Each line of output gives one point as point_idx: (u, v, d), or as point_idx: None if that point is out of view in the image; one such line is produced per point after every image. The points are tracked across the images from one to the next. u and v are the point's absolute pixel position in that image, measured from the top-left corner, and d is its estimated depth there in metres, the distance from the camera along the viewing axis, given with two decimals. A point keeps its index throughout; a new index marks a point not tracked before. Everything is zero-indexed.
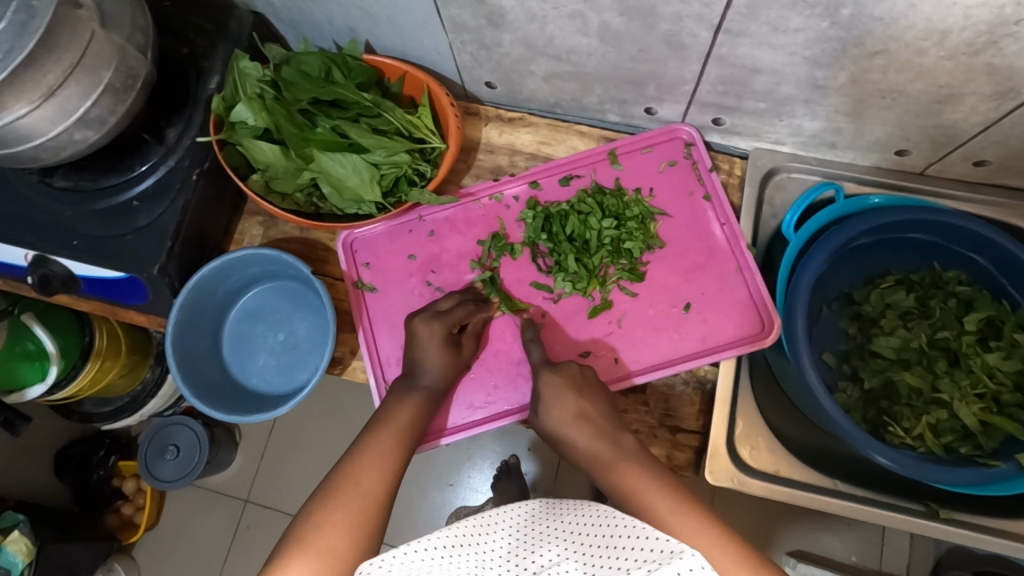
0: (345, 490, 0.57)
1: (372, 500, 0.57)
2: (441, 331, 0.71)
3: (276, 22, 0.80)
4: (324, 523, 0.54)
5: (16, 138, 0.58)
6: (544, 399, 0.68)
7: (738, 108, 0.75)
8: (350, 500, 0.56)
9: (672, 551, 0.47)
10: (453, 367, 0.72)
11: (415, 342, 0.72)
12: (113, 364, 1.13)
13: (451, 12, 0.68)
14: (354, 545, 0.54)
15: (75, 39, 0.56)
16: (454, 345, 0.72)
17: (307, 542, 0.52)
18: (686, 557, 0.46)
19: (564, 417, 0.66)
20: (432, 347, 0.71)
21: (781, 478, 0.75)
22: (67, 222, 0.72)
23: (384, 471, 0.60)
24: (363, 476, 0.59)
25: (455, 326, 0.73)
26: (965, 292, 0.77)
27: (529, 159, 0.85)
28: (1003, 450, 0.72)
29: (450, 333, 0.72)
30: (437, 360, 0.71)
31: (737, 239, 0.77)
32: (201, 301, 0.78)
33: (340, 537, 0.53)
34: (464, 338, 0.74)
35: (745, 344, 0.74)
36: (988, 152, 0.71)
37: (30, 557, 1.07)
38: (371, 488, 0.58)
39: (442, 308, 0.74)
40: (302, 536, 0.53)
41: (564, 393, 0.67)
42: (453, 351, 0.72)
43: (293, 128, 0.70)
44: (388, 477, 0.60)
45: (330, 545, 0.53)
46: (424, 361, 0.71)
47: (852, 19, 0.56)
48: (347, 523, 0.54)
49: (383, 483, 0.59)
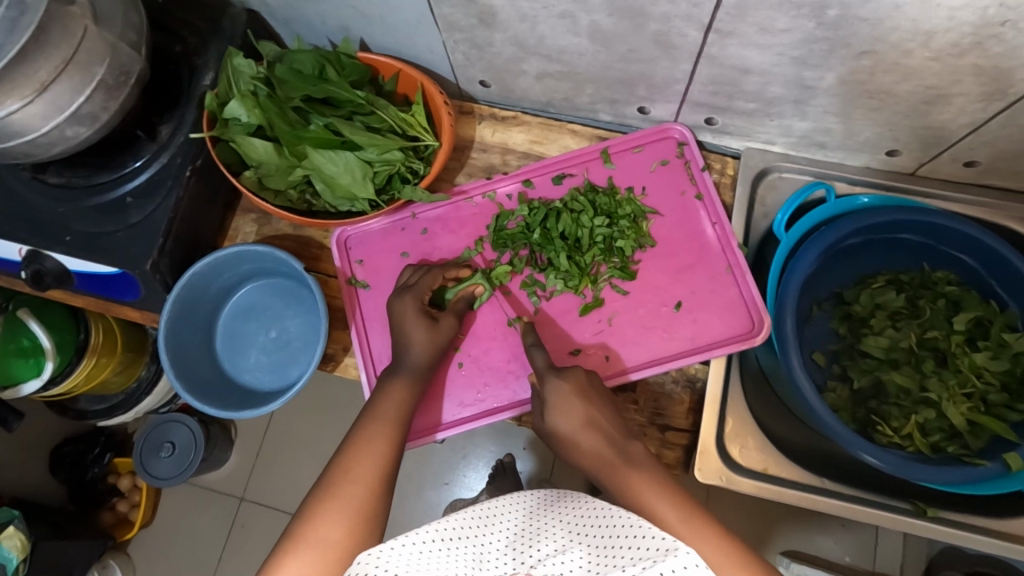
0: (337, 479, 0.58)
1: (364, 484, 0.58)
2: (414, 305, 0.72)
3: (270, 20, 0.80)
4: (317, 514, 0.55)
5: (9, 134, 0.58)
6: (551, 404, 0.66)
7: (729, 108, 0.75)
8: (342, 487, 0.57)
9: (668, 549, 0.48)
10: (435, 341, 0.71)
11: (394, 320, 0.72)
12: (108, 361, 1.13)
13: (443, 11, 0.68)
14: (347, 530, 0.54)
15: (67, 35, 0.57)
16: (431, 318, 0.72)
17: (302, 534, 0.54)
18: (682, 555, 0.47)
19: (558, 412, 0.65)
20: (409, 322, 0.71)
21: (770, 476, 0.75)
22: (60, 219, 0.72)
23: (374, 453, 0.61)
24: (354, 462, 0.59)
25: (427, 297, 0.73)
26: (954, 292, 0.78)
27: (522, 158, 0.85)
28: (989, 450, 0.72)
29: (424, 305, 0.72)
30: (417, 336, 0.70)
31: (728, 239, 0.78)
32: (193, 298, 0.78)
33: (333, 525, 0.54)
34: (443, 315, 0.73)
35: (735, 343, 0.75)
36: (977, 153, 0.72)
37: (23, 554, 1.06)
38: (361, 473, 0.59)
39: (411, 282, 0.75)
40: (297, 528, 0.54)
41: (554, 384, 0.67)
42: (430, 324, 0.71)
43: (287, 126, 0.70)
44: (381, 459, 0.60)
45: (324, 537, 0.54)
46: (413, 357, 0.70)
47: (839, 20, 0.56)
48: (340, 511, 0.55)
49: (375, 465, 0.60)
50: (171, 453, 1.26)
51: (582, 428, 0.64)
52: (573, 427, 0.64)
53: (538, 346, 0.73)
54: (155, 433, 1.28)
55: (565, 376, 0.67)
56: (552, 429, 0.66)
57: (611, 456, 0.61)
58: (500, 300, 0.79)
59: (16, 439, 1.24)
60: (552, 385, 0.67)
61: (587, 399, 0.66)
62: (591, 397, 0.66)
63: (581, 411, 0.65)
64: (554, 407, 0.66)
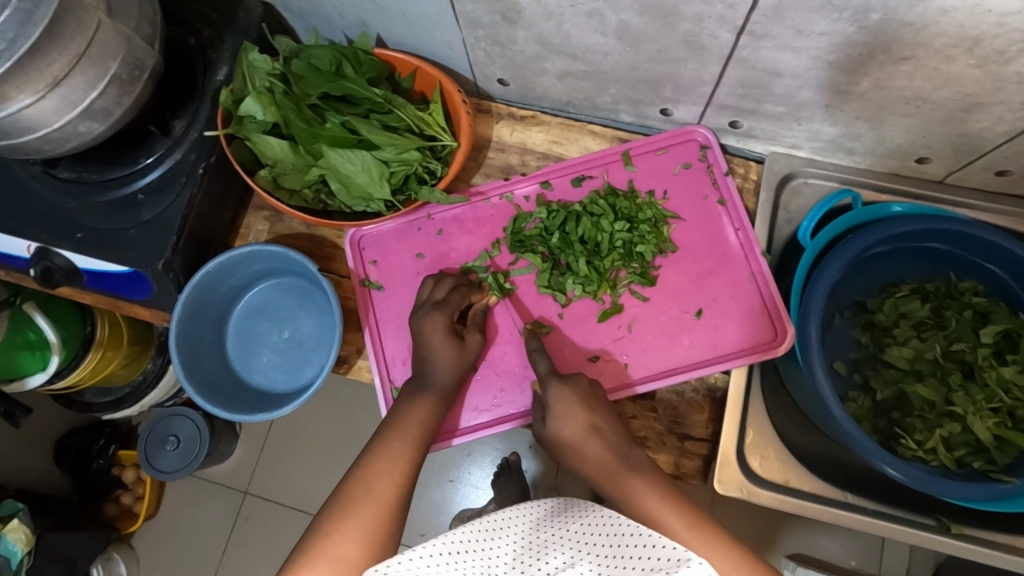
0: (357, 496, 0.56)
1: (384, 504, 0.56)
2: (445, 323, 0.70)
3: (286, 13, 0.78)
4: (336, 532, 0.53)
5: (20, 128, 0.57)
6: (552, 411, 0.65)
7: (756, 112, 0.73)
8: (360, 507, 0.55)
9: (680, 560, 0.47)
10: (461, 362, 0.70)
11: (421, 338, 0.70)
12: (115, 354, 1.12)
13: (466, 7, 0.66)
14: (366, 552, 0.53)
15: (81, 29, 0.55)
16: (459, 338, 0.70)
17: (318, 550, 0.52)
18: (693, 565, 0.46)
19: (560, 417, 0.64)
20: (438, 343, 0.69)
21: (790, 488, 0.74)
22: (70, 214, 0.71)
23: (395, 471, 0.59)
24: (374, 479, 0.58)
25: (455, 315, 0.72)
26: (980, 303, 0.76)
27: (541, 159, 0.83)
28: (1017, 466, 0.70)
29: (453, 324, 0.71)
30: (445, 358, 0.69)
31: (751, 245, 0.76)
32: (205, 297, 0.76)
33: (352, 544, 0.53)
34: (468, 332, 0.72)
35: (757, 353, 0.73)
36: (1011, 162, 0.70)
37: (29, 547, 1.05)
38: (381, 493, 0.57)
39: (437, 297, 0.73)
40: (314, 544, 0.53)
41: (555, 388, 0.66)
42: (457, 345, 0.70)
43: (303, 124, 0.68)
44: (401, 479, 0.59)
45: (341, 552, 0.52)
46: (432, 358, 0.69)
47: (881, 24, 0.54)
48: (356, 532, 0.53)
49: (395, 485, 0.58)
50: (176, 448, 1.24)
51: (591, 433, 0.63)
52: (575, 434, 0.63)
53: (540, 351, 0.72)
54: (159, 427, 1.26)
55: (567, 381, 0.67)
56: (553, 436, 0.65)
57: (625, 471, 0.59)
58: (512, 306, 0.77)
59: (22, 431, 1.23)
60: (553, 390, 0.66)
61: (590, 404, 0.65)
62: (593, 403, 0.65)
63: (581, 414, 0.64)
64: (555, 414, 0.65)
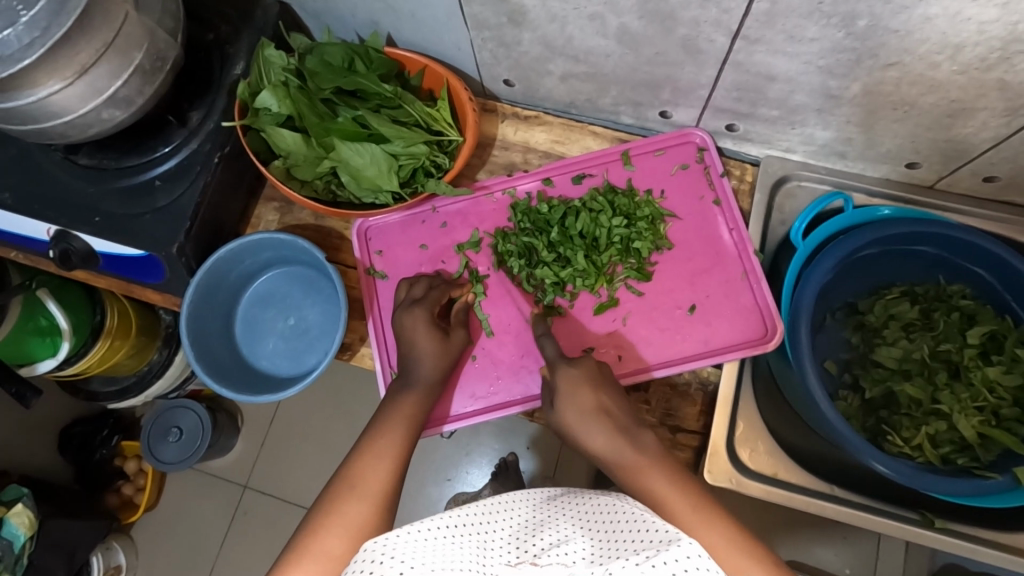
0: (343, 493, 0.58)
1: (370, 501, 0.58)
2: (425, 317, 0.72)
3: (301, 13, 0.82)
4: (323, 530, 0.55)
5: (46, 114, 0.60)
6: (562, 391, 0.66)
7: (752, 115, 0.76)
8: (348, 503, 0.57)
9: (671, 540, 0.47)
10: (444, 354, 0.72)
11: (404, 334, 0.73)
12: (122, 343, 1.14)
13: (474, 9, 0.69)
14: (351, 548, 0.55)
15: (108, 21, 0.58)
16: (441, 331, 0.73)
17: (305, 549, 0.54)
18: (684, 545, 0.46)
19: (567, 397, 0.65)
20: (419, 337, 0.71)
21: (778, 480, 0.76)
22: (89, 199, 0.74)
23: (382, 468, 0.60)
24: (361, 477, 0.59)
25: (434, 310, 0.74)
26: (968, 306, 0.78)
27: (543, 157, 0.86)
28: (1000, 463, 0.72)
29: (433, 317, 0.73)
30: (428, 350, 0.71)
31: (744, 245, 0.78)
32: (215, 282, 0.79)
33: (338, 540, 0.54)
34: (451, 328, 0.74)
35: (747, 347, 0.75)
36: (997, 168, 0.72)
37: (32, 531, 1.07)
38: (367, 489, 0.58)
39: (415, 295, 0.76)
40: (302, 541, 0.55)
41: (565, 370, 0.67)
42: (440, 337, 0.72)
43: (315, 117, 0.71)
44: (388, 475, 0.60)
45: (329, 549, 0.54)
46: (415, 352, 0.71)
47: (868, 30, 0.57)
48: (343, 528, 0.55)
49: (383, 482, 0.59)
50: (179, 438, 1.27)
51: (580, 423, 0.64)
52: (583, 413, 0.63)
53: (548, 336, 0.74)
54: (164, 418, 1.29)
55: (576, 364, 0.68)
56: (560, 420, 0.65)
57: (619, 456, 0.60)
58: (496, 304, 0.80)
59: (29, 416, 1.26)
60: (562, 371, 0.67)
61: (599, 385, 0.65)
62: (602, 383, 0.66)
63: (589, 396, 0.64)
64: (564, 393, 0.65)
